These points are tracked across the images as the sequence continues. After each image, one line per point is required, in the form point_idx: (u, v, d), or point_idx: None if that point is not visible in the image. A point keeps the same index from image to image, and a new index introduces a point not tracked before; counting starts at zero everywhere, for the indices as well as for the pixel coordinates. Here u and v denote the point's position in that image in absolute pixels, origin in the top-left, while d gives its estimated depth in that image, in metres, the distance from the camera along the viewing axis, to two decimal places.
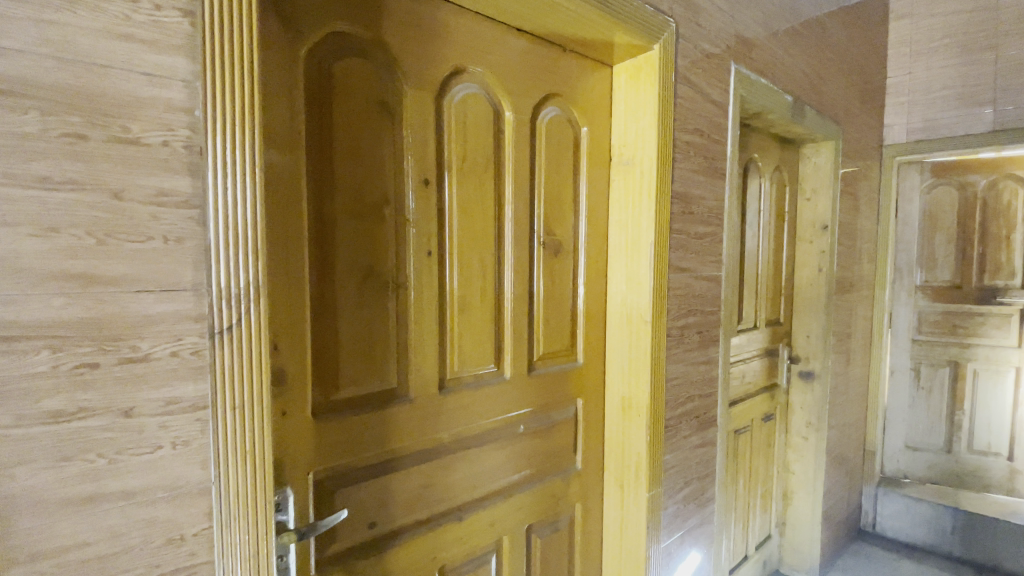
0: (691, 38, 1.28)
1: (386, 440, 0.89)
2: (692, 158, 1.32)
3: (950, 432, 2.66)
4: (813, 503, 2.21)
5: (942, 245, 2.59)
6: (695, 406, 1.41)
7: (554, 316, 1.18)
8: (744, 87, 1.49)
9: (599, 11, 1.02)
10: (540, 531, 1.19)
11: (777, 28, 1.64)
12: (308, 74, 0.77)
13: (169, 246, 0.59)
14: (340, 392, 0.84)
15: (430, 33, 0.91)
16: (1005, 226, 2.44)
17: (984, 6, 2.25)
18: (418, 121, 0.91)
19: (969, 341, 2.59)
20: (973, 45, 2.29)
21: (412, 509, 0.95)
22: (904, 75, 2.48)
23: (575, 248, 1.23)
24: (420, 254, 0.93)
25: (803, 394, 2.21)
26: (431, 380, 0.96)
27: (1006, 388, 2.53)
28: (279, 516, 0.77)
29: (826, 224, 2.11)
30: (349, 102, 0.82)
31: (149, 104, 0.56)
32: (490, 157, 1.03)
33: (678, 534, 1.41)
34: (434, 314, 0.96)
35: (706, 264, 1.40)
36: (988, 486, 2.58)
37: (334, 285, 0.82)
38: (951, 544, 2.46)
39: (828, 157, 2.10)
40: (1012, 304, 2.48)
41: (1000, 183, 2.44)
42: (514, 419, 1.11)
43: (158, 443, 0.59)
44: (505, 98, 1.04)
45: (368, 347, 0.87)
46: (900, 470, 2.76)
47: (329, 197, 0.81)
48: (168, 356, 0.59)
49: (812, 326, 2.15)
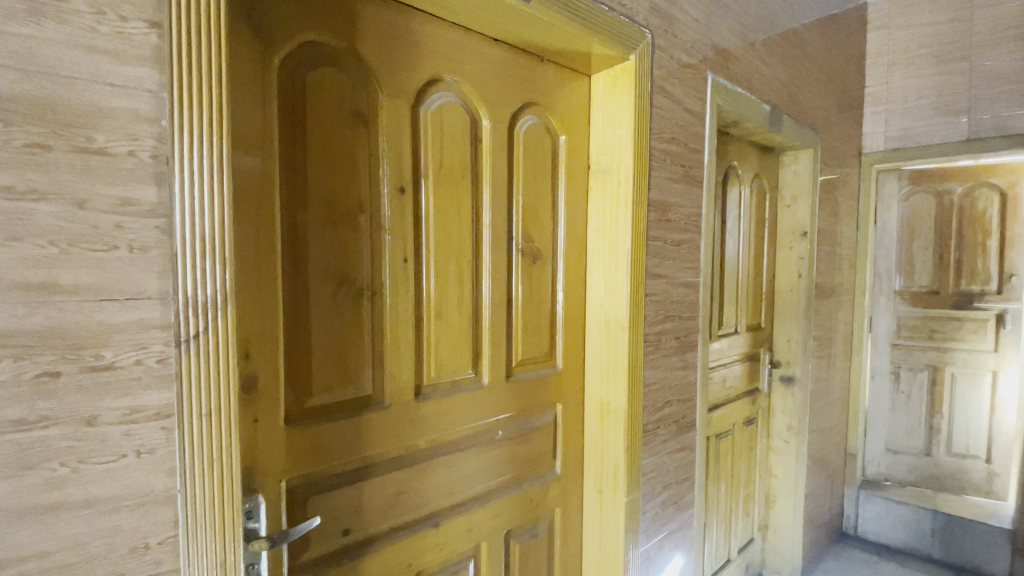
0: (667, 48, 1.31)
1: (360, 446, 0.90)
2: (669, 166, 1.34)
3: (929, 435, 2.71)
4: (795, 506, 2.23)
5: (920, 251, 2.64)
6: (673, 411, 1.43)
7: (532, 322, 1.19)
8: (721, 96, 1.52)
9: (573, 22, 1.03)
10: (518, 536, 1.20)
11: (753, 39, 1.67)
12: (280, 82, 0.77)
13: (134, 254, 0.59)
14: (314, 398, 0.84)
15: (406, 43, 0.92)
16: (981, 233, 2.51)
17: (958, 18, 2.30)
18: (394, 130, 0.92)
19: (946, 346, 2.66)
20: (947, 56, 2.34)
21: (388, 515, 0.95)
22: (882, 84, 2.53)
23: (553, 254, 1.24)
24: (396, 261, 0.94)
25: (784, 399, 2.24)
26: (407, 387, 0.96)
27: (983, 392, 2.61)
28: (250, 524, 0.77)
29: (805, 231, 2.14)
30: (322, 110, 0.83)
31: (114, 115, 0.57)
32: (466, 165, 1.04)
33: (658, 538, 1.42)
34: (410, 321, 0.97)
35: (683, 270, 1.42)
36: (966, 487, 2.64)
37: (308, 291, 0.83)
38: (930, 547, 2.49)
39: (806, 165, 2.14)
40: (988, 310, 2.55)
41: (976, 191, 2.51)
42: (492, 424, 1.12)
43: (122, 451, 0.59)
44: (482, 107, 1.06)
45: (342, 354, 0.87)
46: (881, 473, 2.81)
47: (302, 206, 0.81)
48: (132, 364, 0.59)
49: (792, 331, 2.19)
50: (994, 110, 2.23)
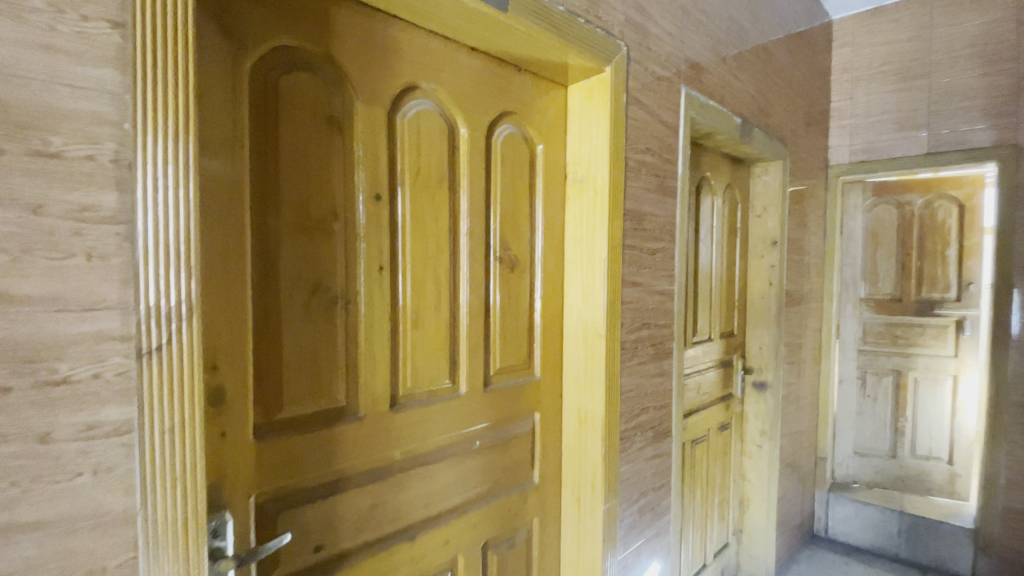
0: (642, 61, 1.33)
1: (333, 458, 0.87)
2: (644, 176, 1.36)
3: (894, 438, 2.81)
4: (768, 510, 2.27)
5: (884, 260, 2.75)
6: (650, 417, 1.44)
7: (510, 330, 1.19)
8: (694, 109, 1.56)
9: (550, 34, 1.04)
10: (495, 547, 1.18)
11: (725, 53, 1.72)
12: (252, 86, 0.76)
13: (94, 262, 0.56)
14: (285, 410, 0.82)
15: (382, 50, 0.92)
16: (940, 243, 2.63)
17: (917, 37, 2.41)
18: (369, 136, 0.90)
19: (909, 351, 2.77)
20: (906, 73, 2.45)
21: (362, 530, 0.93)
22: (846, 100, 2.63)
23: (531, 262, 1.24)
24: (371, 269, 0.92)
25: (756, 404, 2.29)
26: (382, 397, 0.94)
27: (944, 396, 2.72)
28: (217, 543, 0.73)
29: (775, 240, 2.20)
30: (295, 115, 0.81)
31: (73, 117, 0.55)
32: (443, 173, 1.03)
33: (634, 545, 1.42)
34: (386, 329, 0.95)
35: (659, 278, 1.44)
36: (930, 488, 2.73)
37: (280, 299, 0.81)
38: (897, 547, 2.55)
39: (776, 175, 2.21)
40: (948, 316, 2.68)
41: (936, 203, 2.64)
42: (469, 435, 1.11)
43: (78, 470, 0.57)
44: (460, 115, 1.06)
45: (314, 364, 0.85)
46: (850, 476, 2.89)
47: (274, 212, 0.79)
48: (89, 378, 0.57)
49: (764, 337, 2.24)
50: (952, 125, 2.33)
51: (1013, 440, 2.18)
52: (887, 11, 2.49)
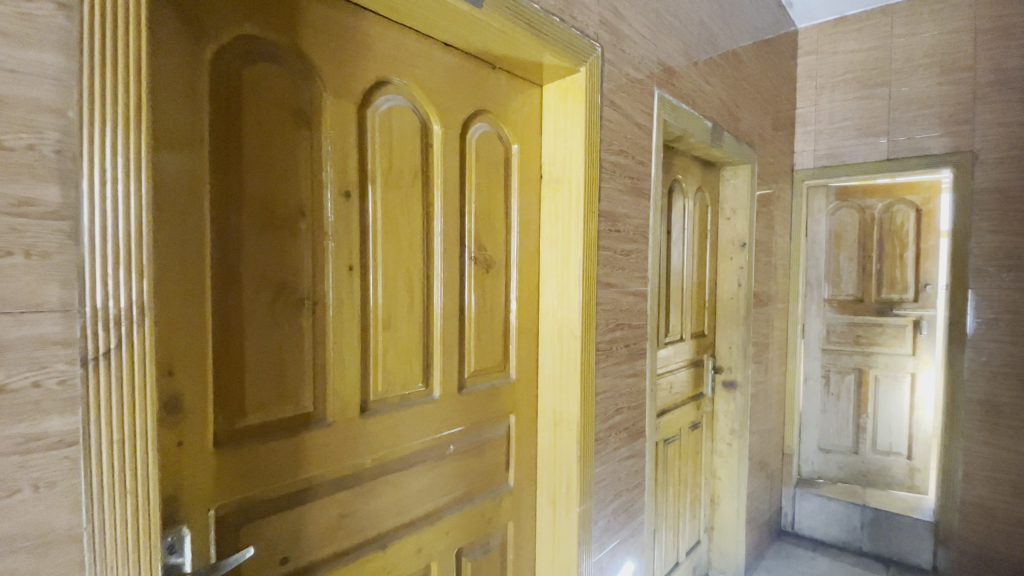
0: (617, 62, 1.34)
1: (300, 467, 0.84)
2: (618, 178, 1.36)
3: (856, 434, 2.92)
4: (738, 507, 2.31)
5: (846, 262, 2.84)
6: (624, 418, 1.44)
7: (485, 331, 1.17)
8: (668, 112, 1.57)
9: (526, 33, 1.03)
10: (469, 553, 1.16)
11: (696, 57, 1.74)
12: (213, 75, 0.72)
13: (32, 261, 0.52)
14: (248, 417, 0.78)
15: (352, 43, 0.89)
16: (899, 245, 2.75)
17: (877, 47, 2.50)
18: (339, 131, 0.87)
19: (870, 350, 2.88)
20: (867, 82, 2.54)
21: (331, 540, 0.89)
22: (811, 106, 2.71)
23: (507, 263, 1.23)
24: (340, 269, 0.89)
25: (726, 403, 2.33)
26: (352, 402, 0.91)
27: (903, 392, 2.84)
28: (172, 559, 0.69)
29: (743, 242, 2.24)
30: (259, 108, 0.78)
31: (13, 104, 0.51)
32: (417, 170, 1.01)
33: (609, 546, 1.42)
34: (356, 332, 0.92)
35: (632, 279, 1.44)
36: (890, 482, 2.84)
37: (242, 301, 0.77)
38: (860, 540, 2.62)
39: (745, 179, 2.25)
40: (906, 316, 2.79)
41: (894, 207, 2.75)
42: (443, 439, 1.08)
43: (17, 486, 0.53)
44: (433, 112, 1.03)
45: (278, 367, 0.82)
46: (815, 472, 2.98)
47: (236, 208, 0.75)
48: (28, 387, 0.53)
49: (734, 338, 2.28)
50: (910, 132, 2.43)
51: (970, 435, 2.29)
52: (849, 21, 2.57)
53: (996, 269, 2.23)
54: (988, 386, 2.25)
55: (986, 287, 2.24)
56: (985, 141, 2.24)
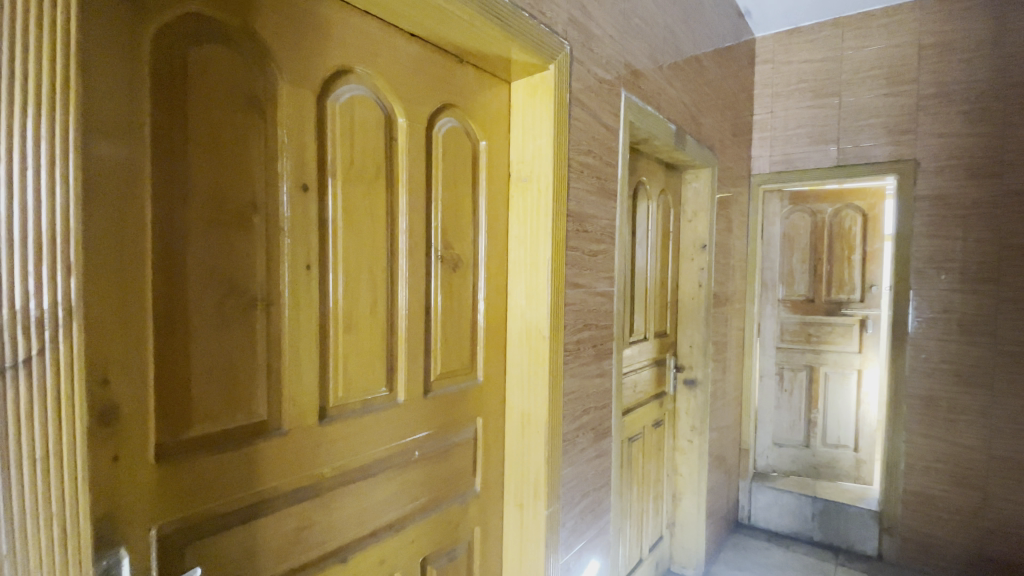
0: (585, 62, 1.33)
1: (253, 479, 0.79)
2: (585, 178, 1.35)
3: (808, 428, 3.05)
4: (698, 502, 2.36)
5: (798, 263, 2.97)
6: (591, 418, 1.44)
7: (452, 333, 1.15)
8: (633, 114, 1.58)
9: (494, 25, 1.00)
10: (435, 562, 1.13)
11: (661, 61, 1.76)
12: (155, 54, 0.65)
13: None
14: (194, 428, 0.72)
15: (311, 28, 0.83)
16: (847, 248, 2.89)
17: (829, 58, 2.61)
18: (296, 121, 0.82)
19: (820, 348, 3.02)
20: (819, 91, 2.64)
21: (288, 555, 0.84)
22: (767, 113, 2.80)
23: (475, 262, 1.21)
24: (297, 268, 0.84)
25: (688, 400, 2.37)
26: (310, 409, 0.86)
27: (850, 388, 2.99)
28: None
29: (704, 243, 2.29)
30: (208, 93, 0.72)
31: None
32: (380, 165, 0.96)
33: (576, 547, 1.41)
34: (314, 335, 0.87)
35: (599, 280, 1.44)
36: (839, 474, 2.97)
37: (187, 301, 0.71)
38: (811, 530, 2.73)
39: (705, 182, 2.31)
40: (854, 316, 2.94)
41: (843, 211, 2.89)
42: (408, 445, 1.04)
43: None
44: (397, 104, 1.00)
45: (229, 373, 0.76)
46: (770, 465, 3.10)
47: (181, 202, 0.69)
48: None
49: (694, 336, 2.33)
50: (858, 140, 2.55)
51: (911, 428, 2.42)
52: (803, 32, 2.67)
53: (935, 271, 2.36)
54: (928, 382, 2.39)
55: (926, 288, 2.38)
56: (926, 150, 2.38)
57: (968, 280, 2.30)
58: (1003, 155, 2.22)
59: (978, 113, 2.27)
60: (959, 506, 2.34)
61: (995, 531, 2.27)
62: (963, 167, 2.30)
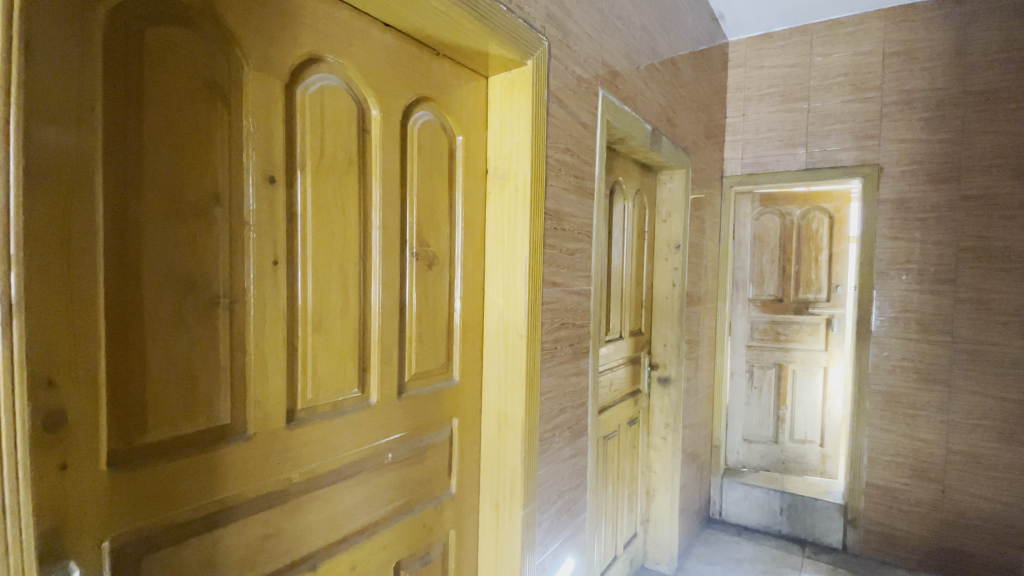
0: (563, 59, 1.32)
1: (216, 485, 0.75)
2: (563, 176, 1.34)
3: (776, 425, 3.13)
4: (672, 498, 2.39)
5: (768, 264, 3.04)
6: (567, 417, 1.43)
7: (427, 331, 1.12)
8: (610, 113, 1.58)
9: (471, 18, 0.98)
10: (409, 567, 1.10)
11: (637, 61, 1.77)
12: (108, 32, 0.61)
13: None
14: (150, 433, 0.68)
15: (279, 13, 0.80)
16: (814, 249, 2.97)
17: (799, 64, 2.68)
18: (262, 109, 0.79)
19: (789, 346, 3.10)
20: (789, 96, 2.71)
21: (253, 565, 0.81)
22: (739, 116, 2.85)
23: (450, 259, 1.18)
24: (263, 263, 0.80)
25: (662, 398, 2.40)
26: (276, 411, 0.82)
27: (817, 385, 3.07)
28: None
29: (678, 243, 2.32)
30: (166, 78, 0.68)
31: None
32: (352, 157, 0.93)
33: (551, 547, 1.41)
34: (282, 334, 0.83)
35: (576, 279, 1.44)
36: (806, 469, 3.06)
37: (142, 298, 0.67)
38: (780, 524, 2.79)
39: (680, 182, 2.33)
40: (820, 315, 3.03)
41: (811, 213, 2.96)
42: (380, 447, 1.02)
43: None
44: (370, 96, 0.96)
45: (189, 375, 0.72)
46: (740, 461, 3.18)
47: (135, 193, 0.65)
48: None
49: (668, 335, 2.36)
50: (825, 144, 2.62)
51: (874, 423, 2.51)
52: (774, 37, 2.73)
53: (896, 272, 2.45)
54: (890, 379, 2.47)
55: (888, 288, 2.47)
56: (889, 155, 2.46)
57: (928, 280, 2.39)
58: (961, 160, 2.32)
59: (939, 120, 2.36)
60: (919, 498, 2.43)
61: (953, 522, 2.36)
62: (924, 172, 2.39)
